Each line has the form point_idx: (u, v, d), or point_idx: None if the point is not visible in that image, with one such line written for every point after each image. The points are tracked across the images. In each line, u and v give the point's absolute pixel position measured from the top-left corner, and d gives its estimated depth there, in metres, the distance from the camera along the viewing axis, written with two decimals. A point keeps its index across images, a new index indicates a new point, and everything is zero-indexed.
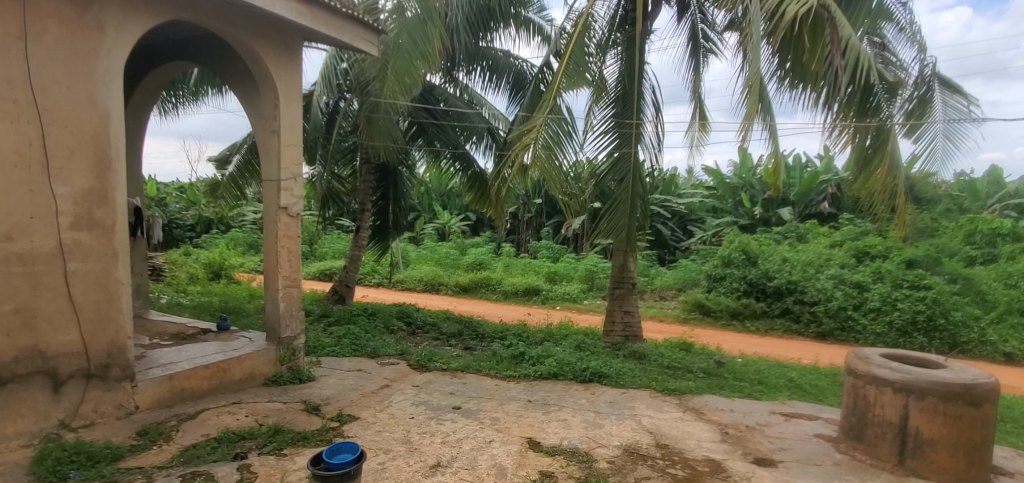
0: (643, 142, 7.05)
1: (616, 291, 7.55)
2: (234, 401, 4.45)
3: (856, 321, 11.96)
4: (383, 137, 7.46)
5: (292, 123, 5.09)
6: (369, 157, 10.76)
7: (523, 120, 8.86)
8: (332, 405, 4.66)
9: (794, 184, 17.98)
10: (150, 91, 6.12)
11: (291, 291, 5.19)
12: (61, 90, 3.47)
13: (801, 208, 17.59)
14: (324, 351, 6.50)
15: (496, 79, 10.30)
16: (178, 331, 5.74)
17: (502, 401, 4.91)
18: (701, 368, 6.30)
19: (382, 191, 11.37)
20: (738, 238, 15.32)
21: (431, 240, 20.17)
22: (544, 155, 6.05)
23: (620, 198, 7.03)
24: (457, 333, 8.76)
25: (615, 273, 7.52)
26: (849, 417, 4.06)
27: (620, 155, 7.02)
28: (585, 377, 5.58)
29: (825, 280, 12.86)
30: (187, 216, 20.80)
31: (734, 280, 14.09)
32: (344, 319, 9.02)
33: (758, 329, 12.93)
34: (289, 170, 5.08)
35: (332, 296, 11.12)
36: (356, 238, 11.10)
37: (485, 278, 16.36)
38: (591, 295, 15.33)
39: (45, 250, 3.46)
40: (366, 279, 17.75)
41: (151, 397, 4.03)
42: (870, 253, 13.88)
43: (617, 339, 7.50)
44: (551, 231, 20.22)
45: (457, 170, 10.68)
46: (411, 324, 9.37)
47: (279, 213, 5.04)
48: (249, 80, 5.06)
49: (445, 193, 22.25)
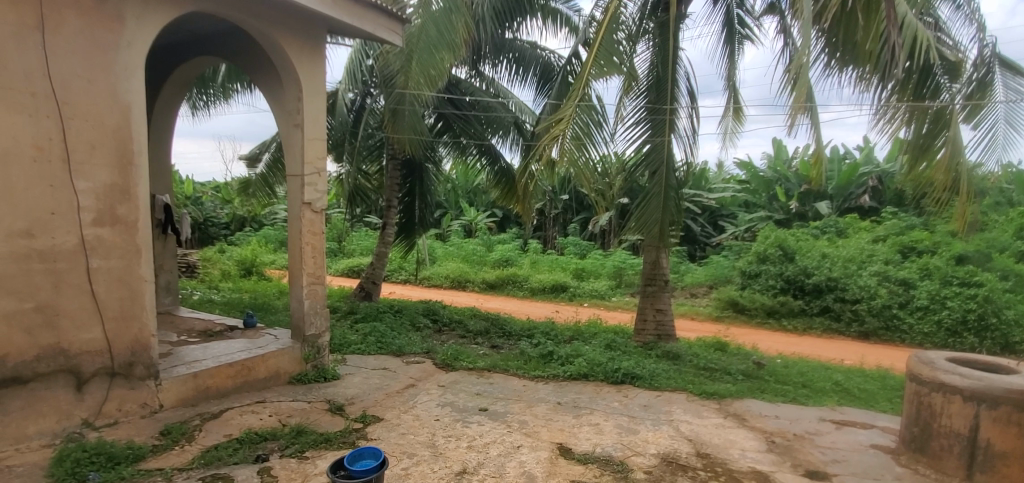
0: (678, 133, 6.75)
1: (648, 288, 7.25)
2: (258, 400, 4.40)
3: (902, 320, 11.34)
4: (409, 131, 7.35)
5: (317, 117, 5.00)
6: (394, 153, 10.73)
7: (553, 111, 8.65)
8: (357, 404, 4.55)
9: (832, 177, 17.23)
10: (178, 88, 6.15)
11: (316, 288, 5.10)
12: (82, 83, 3.46)
13: (840, 202, 16.85)
14: (350, 349, 6.41)
15: (523, 72, 10.07)
16: (205, 328, 5.74)
17: (531, 403, 4.71)
18: (739, 370, 5.98)
19: (408, 187, 11.30)
20: (774, 233, 14.74)
21: (458, 237, 20.11)
22: (574, 148, 5.81)
23: (655, 191, 6.72)
24: (483, 331, 8.61)
25: (647, 270, 7.22)
26: (911, 427, 3.71)
27: (654, 146, 6.73)
28: (617, 379, 5.34)
29: (868, 277, 12.27)
30: (221, 214, 21.29)
31: (770, 276, 13.56)
32: (371, 316, 8.99)
33: (795, 328, 12.38)
34: (314, 164, 4.97)
35: (359, 293, 11.11)
36: (382, 234, 11.09)
37: (512, 275, 16.20)
38: (619, 292, 14.99)
39: (67, 247, 3.45)
40: (393, 276, 17.80)
41: (175, 395, 4.03)
42: (916, 248, 13.17)
43: (649, 338, 7.20)
44: (578, 227, 19.91)
45: (483, 166, 10.59)
46: (438, 321, 9.27)
47: (302, 209, 4.94)
48: (273, 72, 4.97)
49: (472, 190, 22.14)
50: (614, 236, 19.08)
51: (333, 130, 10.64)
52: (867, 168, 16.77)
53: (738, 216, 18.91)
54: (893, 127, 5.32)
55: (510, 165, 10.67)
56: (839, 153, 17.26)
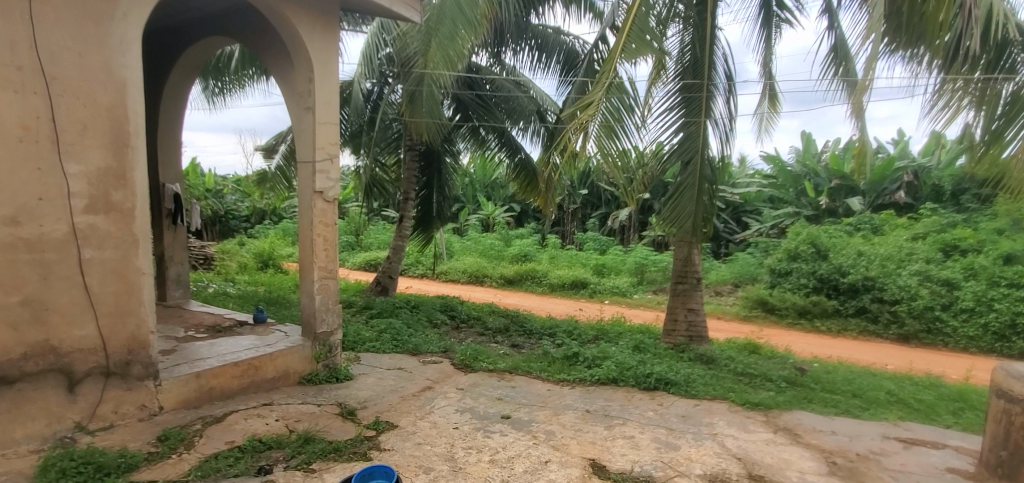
0: (714, 118, 6.27)
1: (679, 287, 6.81)
2: (265, 403, 4.11)
3: (946, 323, 10.66)
4: (427, 120, 7.03)
5: (330, 98, 4.65)
6: (411, 143, 10.43)
7: (579, 94, 8.23)
8: (369, 409, 4.23)
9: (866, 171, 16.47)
10: (185, 71, 5.96)
11: (329, 281, 4.78)
12: (72, 56, 3.18)
13: (873, 198, 16.05)
14: (364, 347, 6.10)
15: (546, 58, 9.67)
16: (214, 323, 5.49)
17: (558, 411, 4.33)
18: (782, 377, 5.52)
19: (426, 179, 11.00)
20: (805, 230, 14.08)
21: (475, 231, 19.81)
22: (604, 136, 5.39)
23: (689, 180, 6.25)
24: (503, 329, 8.26)
25: (678, 267, 6.78)
26: (997, 451, 3.26)
27: (687, 132, 6.26)
28: (649, 385, 4.94)
29: (907, 277, 11.62)
30: (241, 207, 21.33)
31: (802, 275, 12.97)
32: (387, 312, 8.70)
33: (829, 330, 11.75)
34: (325, 149, 4.62)
35: (375, 287, 10.84)
36: (399, 227, 10.83)
37: (531, 270, 15.84)
38: (641, 289, 14.49)
39: (57, 236, 3.18)
40: (410, 270, 17.57)
41: (176, 397, 3.78)
42: (959, 247, 12.41)
43: (680, 339, 6.75)
44: (597, 223, 19.43)
45: (502, 158, 10.20)
46: (456, 318, 8.95)
47: (313, 197, 4.60)
48: (283, 52, 4.64)
49: (489, 184, 21.74)
50: (634, 231, 18.60)
51: (349, 120, 10.39)
52: (902, 162, 15.95)
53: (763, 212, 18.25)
54: (947, 113, 4.76)
55: (531, 157, 10.27)
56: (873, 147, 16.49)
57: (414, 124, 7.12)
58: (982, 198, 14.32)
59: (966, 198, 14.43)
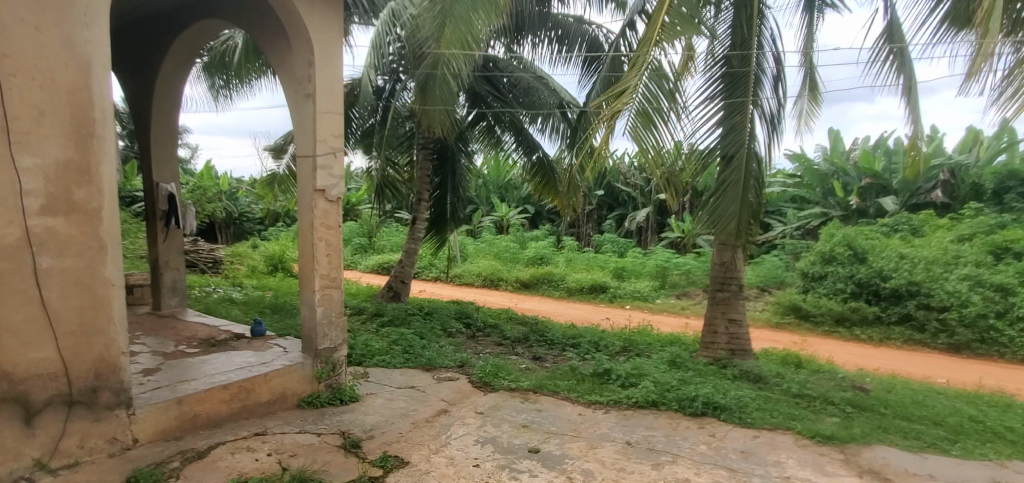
0: (761, 107, 5.65)
1: (718, 294, 6.17)
2: (257, 432, 3.62)
3: (1000, 332, 9.81)
4: (440, 113, 6.50)
5: (332, 83, 4.10)
6: (424, 141, 9.92)
7: (607, 85, 7.63)
8: (377, 440, 3.68)
9: (895, 169, 15.52)
10: (178, 62, 5.59)
11: (335, 289, 4.24)
12: (26, 31, 2.81)
13: (906, 197, 15.13)
14: (374, 361, 5.55)
15: (569, 49, 9.06)
16: (209, 336, 5.01)
17: (595, 442, 3.75)
18: (844, 400, 4.87)
19: (441, 178, 10.52)
20: (840, 231, 13.26)
21: (489, 233, 19.29)
22: (642, 127, 4.80)
23: (734, 176, 5.62)
24: (522, 339, 7.68)
25: (717, 272, 6.16)
26: None
27: (731, 124, 5.65)
28: (696, 410, 4.31)
29: (955, 282, 10.81)
30: (256, 210, 21.07)
31: (838, 279, 12.21)
32: (399, 320, 8.18)
33: (869, 338, 10.95)
34: (327, 141, 4.08)
35: (387, 292, 10.31)
36: (411, 230, 10.31)
37: (548, 274, 15.21)
38: (664, 294, 13.77)
39: (9, 242, 2.80)
40: (424, 273, 17.09)
41: (152, 427, 3.35)
42: (1011, 249, 11.54)
43: (721, 354, 6.10)
44: (613, 224, 18.78)
45: (519, 156, 9.77)
46: (472, 326, 8.41)
47: (314, 197, 4.06)
48: (279, 31, 4.12)
49: (503, 185, 21.16)
50: (652, 233, 18.00)
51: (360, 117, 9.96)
52: (937, 159, 15.00)
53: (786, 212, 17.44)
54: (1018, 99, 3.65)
55: (549, 156, 9.77)
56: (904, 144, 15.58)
57: (425, 117, 6.57)
58: None
59: (1011, 197, 13.58)
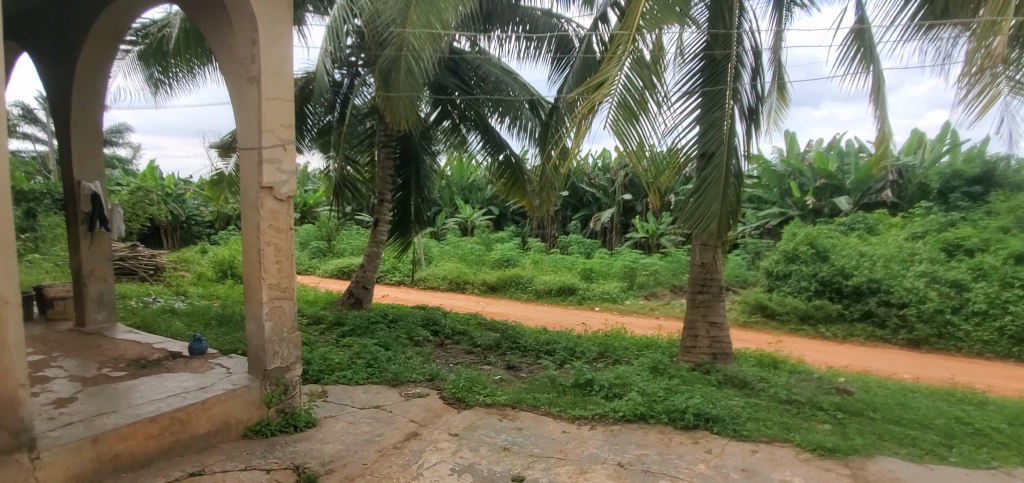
0: (741, 102, 5.44)
1: (698, 296, 5.94)
2: (196, 472, 3.08)
3: (958, 327, 10.10)
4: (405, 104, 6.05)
5: (280, 64, 3.57)
6: (386, 138, 9.39)
7: (581, 75, 7.31)
8: (339, 474, 3.21)
9: (848, 170, 15.96)
10: (102, 45, 4.96)
11: (287, 300, 3.73)
12: None
13: (858, 197, 15.57)
14: (333, 377, 5.02)
15: (538, 42, 8.66)
16: (139, 355, 4.38)
17: (585, 466, 3.41)
18: (832, 404, 4.73)
19: (404, 178, 9.97)
20: (802, 230, 13.47)
21: (454, 236, 18.79)
22: (624, 120, 4.47)
23: (714, 174, 5.38)
24: (493, 346, 7.27)
25: (697, 274, 5.93)
26: None
27: (711, 119, 5.39)
28: (688, 423, 4.02)
29: (912, 279, 11.11)
30: (205, 212, 19.84)
31: (802, 278, 12.36)
32: (360, 329, 7.62)
33: (834, 335, 11.08)
34: (274, 132, 3.56)
35: (347, 299, 9.67)
36: (374, 232, 9.71)
37: (516, 276, 14.84)
38: (632, 295, 13.64)
39: None
40: (386, 277, 16.42)
41: (63, 474, 2.77)
42: (962, 246, 11.95)
43: (702, 359, 5.86)
44: (579, 225, 18.62)
45: (486, 156, 9.38)
46: (440, 333, 7.94)
47: (260, 195, 3.53)
48: (217, 4, 3.57)
49: (467, 186, 20.69)
50: (617, 234, 17.96)
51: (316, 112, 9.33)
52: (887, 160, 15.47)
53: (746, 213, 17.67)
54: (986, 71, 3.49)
55: (518, 154, 9.37)
56: (855, 146, 16.10)
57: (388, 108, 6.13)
58: (973, 196, 13.94)
59: (957, 196, 14.02)
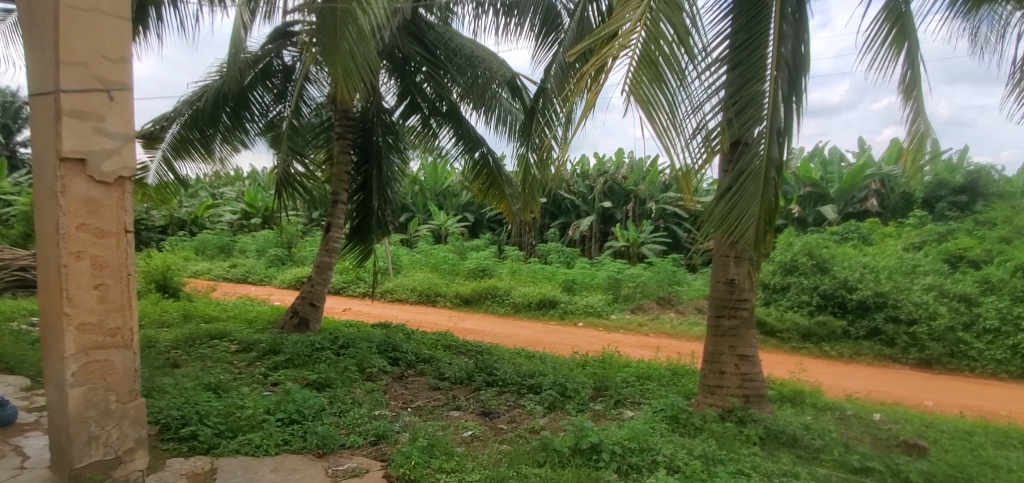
0: (787, 72, 4.19)
1: (724, 323, 4.67)
2: None
3: (970, 345, 9.02)
4: (352, 57, 5.21)
5: None
6: (342, 129, 7.93)
7: (574, 42, 6.00)
8: None
9: (832, 180, 15.13)
10: None
11: (126, 353, 2.93)
12: None
13: (842, 206, 14.74)
14: (237, 445, 3.56)
15: (517, 15, 7.24)
16: None
17: None
18: (919, 473, 3.53)
19: (363, 177, 8.53)
20: (796, 239, 12.38)
21: (425, 243, 17.32)
22: (649, 83, 3.17)
23: (752, 166, 4.11)
24: (464, 380, 5.87)
25: (721, 294, 4.68)
26: None
27: (748, 95, 4.13)
28: None
29: (918, 291, 10.08)
30: None
31: (801, 291, 11.09)
32: (301, 359, 6.13)
33: (841, 354, 9.76)
34: (88, 69, 2.70)
35: (290, 319, 8.09)
36: (326, 239, 8.12)
37: (491, 287, 13.43)
38: (617, 307, 12.40)
39: None
40: (349, 288, 14.77)
41: None
42: (966, 257, 11.01)
43: (733, 402, 4.58)
44: (557, 233, 17.31)
45: (458, 153, 8.08)
46: (400, 361, 6.47)
47: (65, 165, 2.67)
48: None
49: (441, 192, 19.22)
50: (597, 242, 16.79)
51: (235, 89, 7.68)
52: (871, 170, 14.70)
53: None
54: None
55: (493, 151, 8.09)
56: (838, 154, 15.28)
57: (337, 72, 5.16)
58: (959, 206, 13.21)
59: (943, 206, 13.29)
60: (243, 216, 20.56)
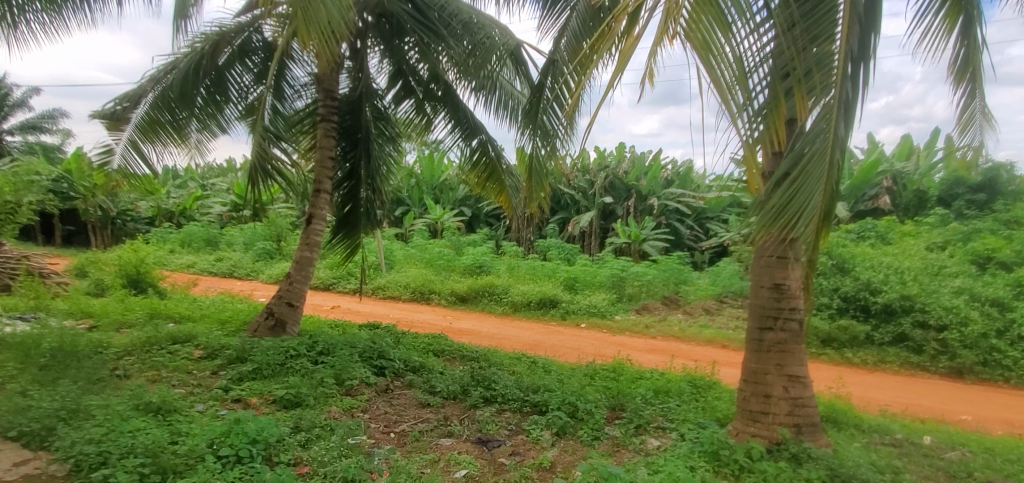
0: (860, 25, 3.34)
1: (774, 338, 3.87)
2: None
3: (1005, 353, 8.22)
4: (328, 16, 4.47)
5: None
6: (324, 108, 7.04)
7: None
8: None
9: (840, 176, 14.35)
10: None
11: None
12: None
13: (852, 204, 14.00)
14: None
15: None
16: None
17: None
18: None
19: (349, 164, 7.65)
20: None
21: (420, 238, 16.50)
22: (710, 22, 2.35)
23: (817, 145, 3.25)
24: (458, 394, 5.06)
25: (771, 303, 3.85)
26: None
27: (813, 57, 3.29)
28: None
29: (947, 294, 9.32)
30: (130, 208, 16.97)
31: (820, 292, 10.30)
32: (273, 368, 5.34)
33: (864, 363, 8.92)
34: None
35: (267, 320, 7.27)
36: (308, 232, 7.26)
37: (488, 285, 12.65)
38: (621, 308, 11.61)
39: None
40: (338, 285, 13.92)
41: None
42: (995, 259, 10.23)
43: (783, 433, 3.82)
44: (557, 228, 16.56)
45: (452, 139, 7.24)
46: (387, 371, 5.65)
47: None
48: None
49: (438, 185, 18.42)
50: (597, 238, 15.97)
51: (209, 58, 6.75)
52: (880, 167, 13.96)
53: (727, 217, 15.54)
54: None
55: (490, 138, 7.27)
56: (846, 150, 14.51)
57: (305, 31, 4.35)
58: (977, 205, 12.31)
59: (960, 204, 12.39)
60: (233, 208, 19.68)
